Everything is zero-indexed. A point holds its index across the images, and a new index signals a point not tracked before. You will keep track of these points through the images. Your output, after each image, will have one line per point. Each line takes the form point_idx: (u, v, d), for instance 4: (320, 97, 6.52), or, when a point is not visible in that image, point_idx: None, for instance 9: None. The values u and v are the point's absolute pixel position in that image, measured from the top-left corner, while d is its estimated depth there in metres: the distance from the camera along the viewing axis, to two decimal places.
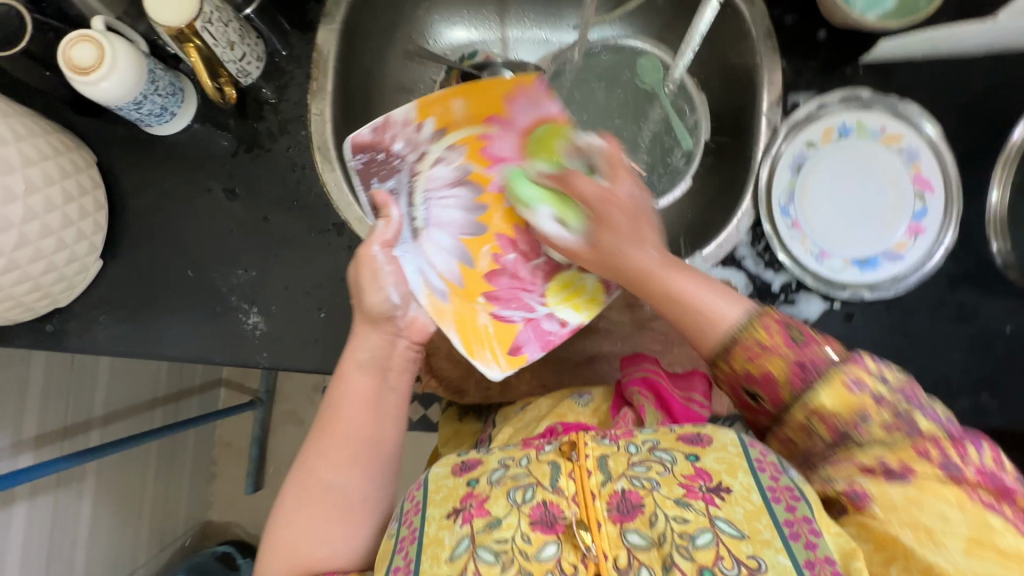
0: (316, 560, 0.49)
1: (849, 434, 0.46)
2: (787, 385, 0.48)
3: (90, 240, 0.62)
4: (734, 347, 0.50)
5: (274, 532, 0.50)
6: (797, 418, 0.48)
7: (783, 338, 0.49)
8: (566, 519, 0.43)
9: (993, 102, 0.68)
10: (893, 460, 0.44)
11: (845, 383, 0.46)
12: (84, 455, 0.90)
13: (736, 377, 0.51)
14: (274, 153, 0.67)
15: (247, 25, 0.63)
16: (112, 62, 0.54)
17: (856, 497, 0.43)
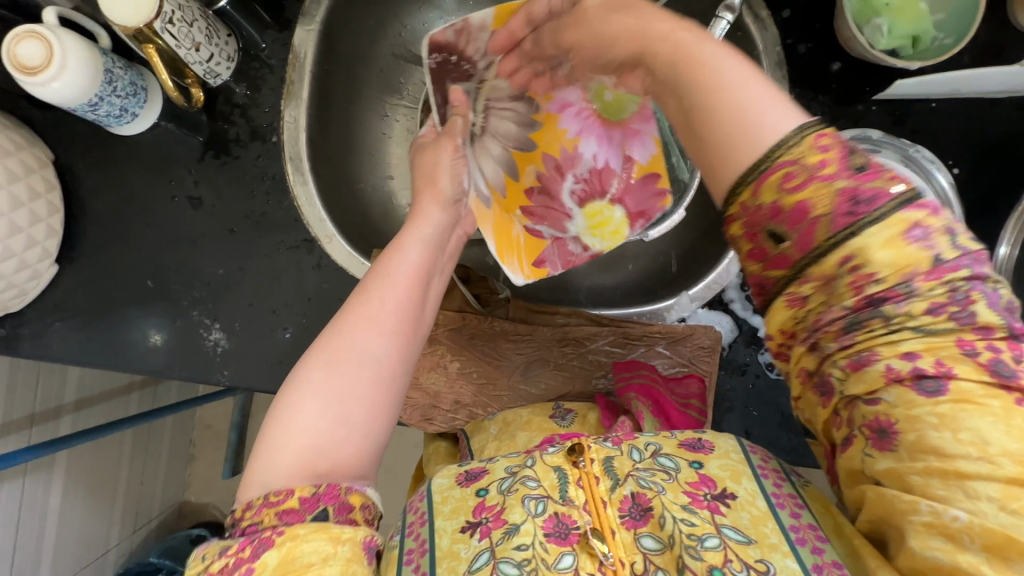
0: (332, 441, 0.39)
1: (880, 304, 0.30)
2: (825, 225, 0.30)
3: (43, 246, 0.58)
4: (758, 177, 0.32)
5: (289, 401, 0.40)
6: (822, 268, 0.31)
7: (839, 161, 0.31)
8: (579, 528, 0.41)
9: (1012, 150, 0.64)
10: (927, 361, 0.29)
11: (907, 224, 0.29)
12: (47, 447, 0.86)
13: (752, 221, 0.33)
14: (243, 161, 0.64)
15: (215, 22, 0.59)
16: (62, 61, 0.50)
17: (920, 388, 0.29)
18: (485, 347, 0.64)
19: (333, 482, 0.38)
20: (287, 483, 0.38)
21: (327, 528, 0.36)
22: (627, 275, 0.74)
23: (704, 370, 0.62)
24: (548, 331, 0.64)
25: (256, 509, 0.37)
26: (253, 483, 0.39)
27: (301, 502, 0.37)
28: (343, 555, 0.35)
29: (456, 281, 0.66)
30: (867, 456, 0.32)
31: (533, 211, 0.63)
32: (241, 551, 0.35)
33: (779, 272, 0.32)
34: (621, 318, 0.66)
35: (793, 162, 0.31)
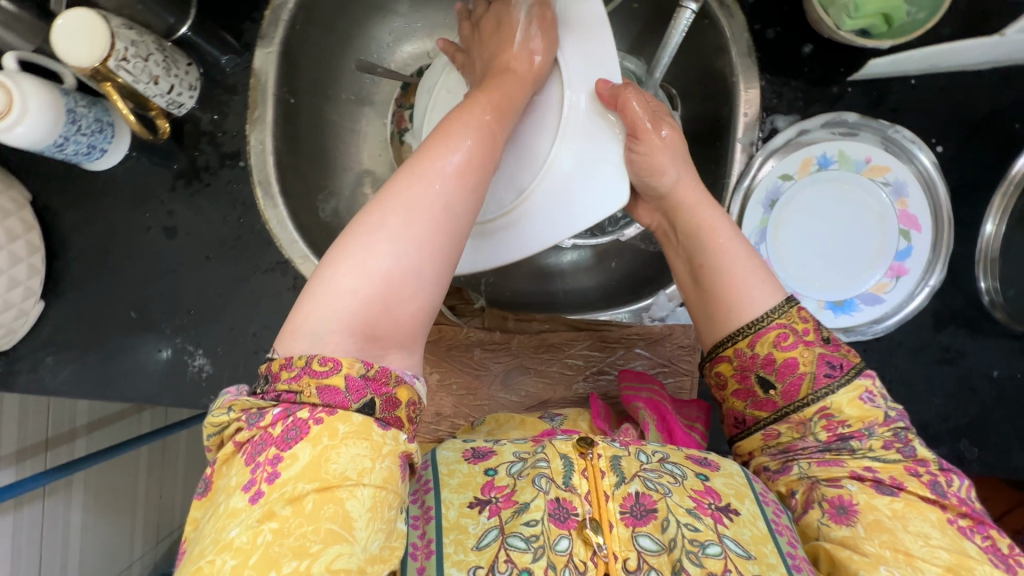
0: (397, 292, 0.39)
1: (848, 439, 0.45)
2: (808, 380, 0.45)
3: (27, 285, 0.60)
4: (757, 333, 0.47)
5: (363, 237, 0.39)
6: (802, 413, 0.46)
7: (816, 334, 0.47)
8: (578, 515, 0.41)
9: (1002, 124, 0.61)
10: (885, 474, 0.43)
11: (861, 387, 0.45)
12: (59, 470, 0.89)
13: (745, 366, 0.47)
14: (215, 188, 0.65)
15: (174, 52, 0.59)
16: (22, 106, 0.51)
17: (878, 489, 0.42)
18: (464, 358, 0.64)
19: (385, 367, 0.38)
20: (333, 353, 0.38)
21: (369, 433, 0.36)
22: (610, 273, 0.70)
23: (684, 368, 0.63)
24: (525, 338, 0.64)
25: (296, 372, 0.37)
26: (298, 338, 0.38)
27: (347, 383, 0.37)
28: (378, 473, 0.35)
29: None
30: (823, 525, 0.43)
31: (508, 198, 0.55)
32: (273, 427, 0.36)
33: (764, 411, 0.47)
34: (600, 321, 0.65)
35: (785, 326, 0.46)
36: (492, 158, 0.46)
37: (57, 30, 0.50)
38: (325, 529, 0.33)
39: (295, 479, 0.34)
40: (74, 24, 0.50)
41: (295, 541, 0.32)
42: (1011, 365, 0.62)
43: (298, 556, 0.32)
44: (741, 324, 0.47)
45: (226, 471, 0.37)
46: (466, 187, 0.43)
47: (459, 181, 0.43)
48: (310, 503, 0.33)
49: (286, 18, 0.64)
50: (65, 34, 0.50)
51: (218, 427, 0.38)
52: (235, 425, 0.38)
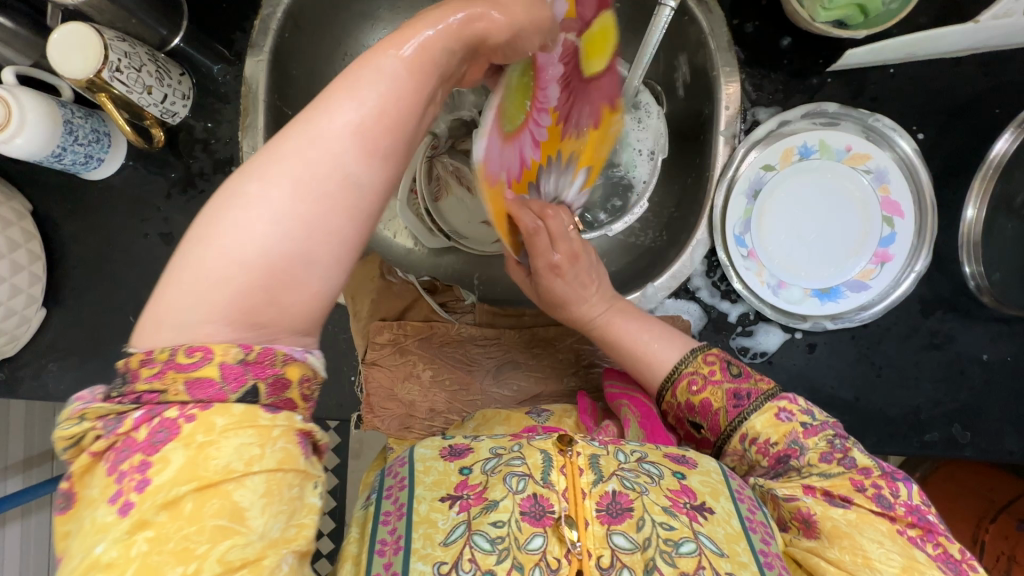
0: (281, 281, 0.32)
1: (787, 460, 0.49)
2: (723, 414, 0.52)
3: (28, 292, 0.62)
4: (676, 381, 0.54)
5: (233, 209, 0.31)
6: (735, 443, 0.51)
7: (722, 372, 0.53)
8: (554, 513, 0.42)
9: (981, 110, 0.62)
10: (836, 489, 0.46)
11: (775, 409, 0.51)
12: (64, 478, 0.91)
13: (679, 414, 0.55)
14: (209, 193, 0.66)
15: (166, 63, 0.60)
16: (21, 118, 0.53)
17: (831, 500, 0.45)
18: (456, 354, 0.65)
19: (270, 346, 0.33)
20: (204, 341, 0.31)
21: (255, 420, 0.31)
22: None
23: None
24: (515, 334, 0.65)
25: (159, 367, 0.31)
26: (156, 330, 0.32)
27: (223, 372, 0.31)
28: (271, 457, 0.32)
29: (421, 293, 0.66)
30: (796, 538, 0.46)
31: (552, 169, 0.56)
32: (136, 432, 0.30)
33: (709, 448, 0.54)
34: None
35: (694, 373, 0.54)
36: (409, 122, 0.35)
37: (52, 44, 0.52)
38: (211, 527, 0.30)
39: (170, 484, 0.29)
40: (68, 37, 0.52)
41: (176, 546, 0.29)
42: (999, 348, 0.63)
43: (183, 561, 0.29)
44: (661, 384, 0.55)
45: (87, 486, 0.31)
46: (375, 152, 0.34)
47: (364, 135, 0.33)
48: (190, 507, 0.30)
49: (274, 27, 0.65)
50: (58, 47, 0.52)
51: (71, 439, 0.31)
52: (90, 435, 0.31)
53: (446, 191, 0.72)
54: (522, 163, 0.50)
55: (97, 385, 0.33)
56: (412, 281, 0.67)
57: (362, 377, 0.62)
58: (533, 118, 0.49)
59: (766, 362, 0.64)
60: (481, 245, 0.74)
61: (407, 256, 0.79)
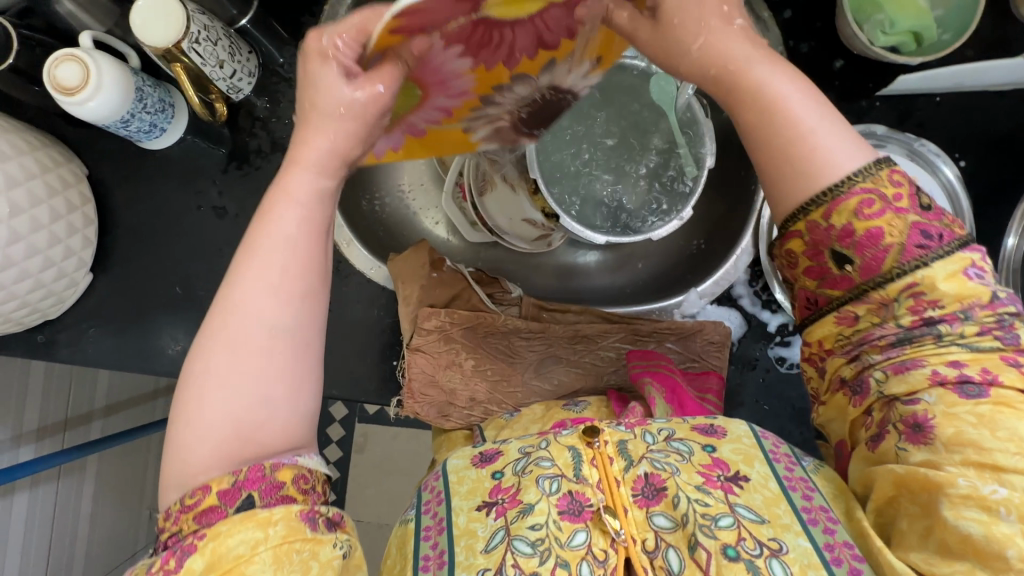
0: (257, 427, 0.37)
1: (936, 324, 0.38)
2: (896, 253, 0.37)
3: (80, 256, 0.62)
4: (841, 199, 0.37)
5: (194, 391, 0.37)
6: (884, 294, 0.38)
7: (909, 198, 0.38)
8: (592, 506, 0.42)
9: (1020, 143, 0.64)
10: (974, 365, 0.37)
11: (968, 263, 0.38)
12: (80, 451, 0.89)
13: (818, 242, 0.39)
14: (264, 171, 0.67)
15: (237, 40, 0.61)
16: (98, 81, 0.53)
17: (962, 391, 0.37)
18: (500, 344, 0.65)
19: (257, 463, 0.37)
20: (201, 479, 0.36)
21: (252, 515, 0.35)
22: (638, 273, 0.76)
23: (714, 364, 0.64)
24: (560, 328, 0.65)
25: (175, 515, 0.36)
26: (167, 485, 0.37)
27: (220, 497, 0.35)
28: (274, 536, 0.35)
29: (470, 283, 0.67)
30: (901, 451, 0.39)
31: (489, 103, 0.51)
32: (165, 563, 0.35)
33: (836, 291, 0.40)
34: (631, 315, 0.67)
35: (873, 190, 0.37)
36: None
37: (137, 10, 0.53)
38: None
39: None
40: (153, 6, 0.53)
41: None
42: None
43: None
44: (813, 192, 0.38)
45: None
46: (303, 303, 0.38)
47: (278, 294, 0.38)
48: None
49: (343, 13, 0.66)
50: (142, 14, 0.53)
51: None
52: None
53: (491, 186, 0.71)
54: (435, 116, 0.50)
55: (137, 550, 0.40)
56: (462, 271, 0.67)
57: (405, 361, 0.63)
58: (430, 80, 0.44)
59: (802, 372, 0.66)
60: (520, 242, 0.75)
61: (445, 247, 0.80)
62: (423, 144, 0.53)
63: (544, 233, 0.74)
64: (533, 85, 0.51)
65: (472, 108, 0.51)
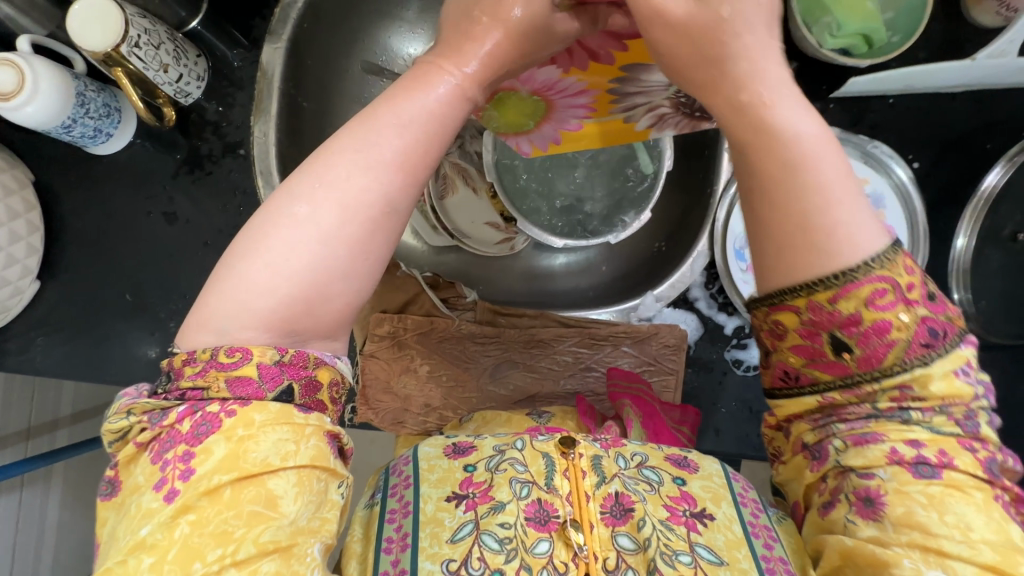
0: (318, 294, 0.35)
1: (910, 410, 0.35)
2: (899, 348, 0.34)
3: (25, 264, 0.61)
4: (848, 280, 0.34)
5: (282, 226, 0.35)
6: (877, 384, 0.35)
7: (921, 291, 0.34)
8: (560, 517, 0.42)
9: (972, 144, 0.64)
10: (932, 448, 0.34)
11: (962, 360, 0.35)
12: (40, 460, 0.88)
13: (817, 322, 0.35)
14: (216, 176, 0.66)
15: (184, 44, 0.61)
16: (34, 87, 0.52)
17: (917, 471, 0.34)
18: (455, 349, 0.65)
19: (303, 350, 0.36)
20: (243, 343, 0.35)
21: (289, 417, 0.35)
22: (600, 276, 0.76)
23: (670, 367, 0.65)
24: (515, 333, 0.65)
25: (202, 366, 0.35)
26: (203, 329, 0.35)
27: (260, 372, 0.35)
28: (304, 453, 0.34)
29: (423, 288, 0.66)
30: (850, 523, 0.36)
31: (622, 93, 0.46)
32: (180, 424, 0.34)
33: (827, 374, 0.36)
34: (587, 317, 0.66)
35: (887, 279, 0.34)
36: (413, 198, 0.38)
37: (73, 14, 0.52)
38: (248, 511, 0.32)
39: (208, 474, 0.32)
40: (89, 9, 0.52)
41: (215, 529, 0.32)
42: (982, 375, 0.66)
43: (221, 543, 0.32)
44: (824, 273, 0.34)
45: (127, 478, 0.35)
46: (409, 178, 0.37)
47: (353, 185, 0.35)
48: (227, 492, 0.32)
49: (295, 15, 0.65)
50: (79, 19, 0.52)
51: (118, 433, 0.35)
52: (135, 429, 0.35)
53: (452, 189, 0.70)
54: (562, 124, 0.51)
55: (138, 385, 0.38)
56: (416, 274, 0.66)
57: (359, 367, 0.62)
58: (546, 92, 0.46)
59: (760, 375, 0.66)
60: (482, 245, 0.74)
61: (408, 250, 0.79)
62: (585, 137, 0.53)
63: (507, 236, 0.74)
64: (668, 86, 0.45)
65: (614, 105, 0.48)
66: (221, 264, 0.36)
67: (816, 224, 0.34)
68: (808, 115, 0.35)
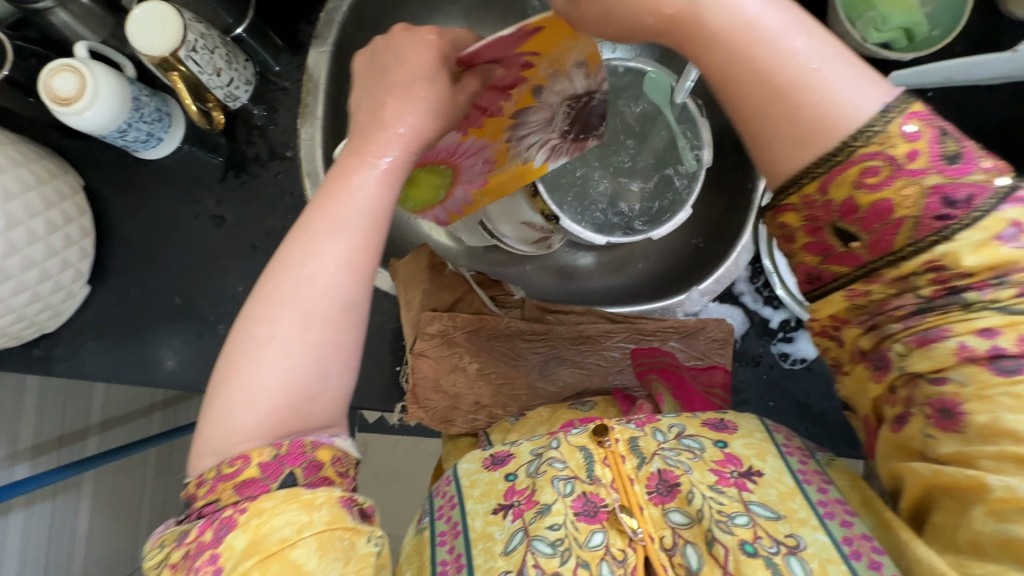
0: (303, 397, 0.38)
1: (962, 292, 0.31)
2: (908, 227, 0.31)
3: (77, 268, 0.61)
4: (840, 167, 0.31)
5: (248, 353, 0.38)
6: (897, 271, 0.32)
7: (930, 153, 0.31)
8: (607, 506, 0.42)
9: (1014, 135, 0.65)
10: (1012, 338, 0.30)
11: (1003, 224, 0.30)
12: (76, 467, 0.88)
13: (817, 216, 0.33)
14: (262, 179, 0.67)
15: (234, 49, 0.61)
16: (94, 91, 0.53)
17: (997, 367, 0.30)
18: (503, 347, 0.65)
19: (299, 438, 0.37)
20: (240, 451, 0.36)
21: (298, 495, 0.35)
22: (638, 274, 0.76)
23: (719, 362, 0.64)
24: (564, 329, 0.65)
25: (211, 483, 0.36)
26: (204, 454, 0.37)
27: (262, 470, 0.36)
28: (319, 520, 0.35)
29: (472, 286, 0.66)
30: (929, 437, 0.33)
31: (512, 138, 0.56)
32: (202, 535, 0.34)
33: (843, 267, 0.34)
34: (634, 314, 0.67)
35: (878, 153, 0.31)
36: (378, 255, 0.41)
37: (133, 19, 0.53)
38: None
39: (236, 562, 0.33)
40: (149, 13, 0.53)
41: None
42: None
43: None
44: (813, 160, 0.32)
45: None
46: (355, 277, 0.40)
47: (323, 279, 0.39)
48: None
49: (339, 20, 0.66)
50: (138, 22, 0.53)
51: (155, 564, 0.37)
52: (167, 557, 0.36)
53: None
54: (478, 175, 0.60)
55: (167, 518, 0.39)
56: (464, 273, 0.67)
57: (409, 366, 0.62)
58: (451, 158, 0.56)
59: (807, 368, 0.66)
60: (519, 245, 0.74)
61: (446, 251, 0.80)
62: (495, 189, 0.62)
63: (544, 235, 0.74)
64: (546, 107, 0.54)
65: (509, 149, 0.57)
66: (206, 399, 0.38)
67: (812, 119, 0.32)
68: (777, 11, 0.32)
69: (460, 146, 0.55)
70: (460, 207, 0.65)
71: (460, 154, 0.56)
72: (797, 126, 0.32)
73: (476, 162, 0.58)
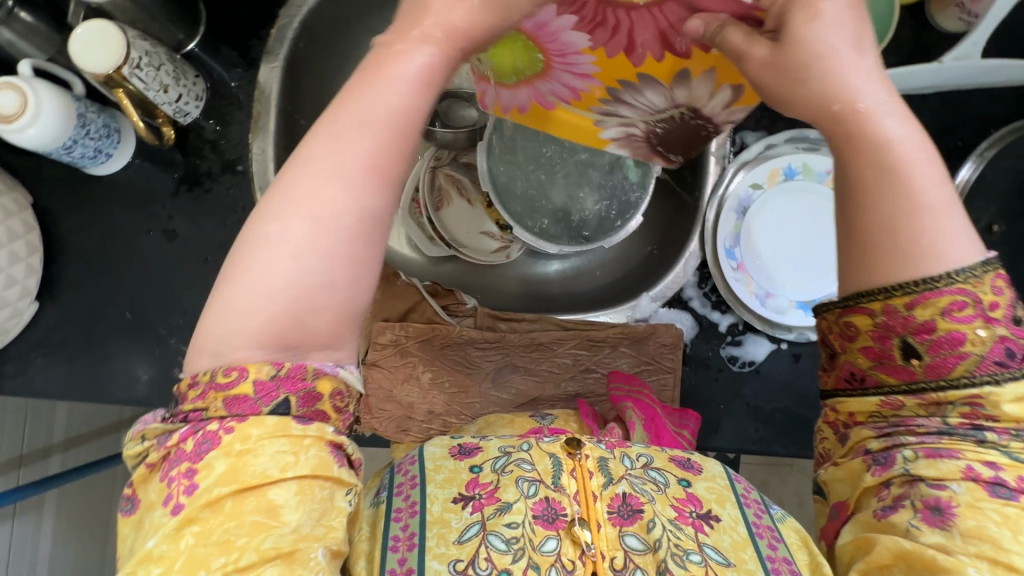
0: (308, 308, 0.34)
1: (984, 429, 0.36)
2: (969, 361, 0.35)
3: (24, 285, 0.61)
4: (930, 294, 0.35)
5: (256, 251, 0.34)
6: (943, 394, 0.36)
7: (1003, 311, 0.35)
8: (567, 516, 0.42)
9: (945, 142, 0.67)
10: (1013, 474, 0.35)
11: None
12: (32, 487, 0.86)
13: (890, 326, 0.37)
14: (215, 194, 0.67)
15: (183, 65, 0.62)
16: (36, 109, 0.53)
17: (993, 491, 0.35)
18: (457, 356, 0.66)
19: (300, 362, 0.34)
20: (239, 360, 0.33)
21: (287, 429, 0.33)
22: (595, 281, 0.78)
23: (667, 365, 0.66)
24: (515, 337, 0.66)
25: (202, 388, 0.34)
26: (201, 352, 0.34)
27: (256, 389, 0.33)
28: (305, 463, 0.33)
29: (425, 296, 0.67)
30: (913, 528, 0.36)
31: (616, 98, 0.49)
32: (184, 443, 0.33)
33: (893, 378, 0.38)
34: (585, 321, 0.68)
35: (968, 293, 0.35)
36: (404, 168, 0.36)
37: (76, 38, 0.53)
38: (249, 522, 0.32)
39: (211, 486, 0.32)
40: (91, 33, 0.53)
41: (218, 538, 0.32)
42: None
43: (225, 552, 0.32)
44: (906, 278, 0.36)
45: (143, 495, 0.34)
46: (382, 181, 0.35)
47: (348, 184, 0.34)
48: (230, 506, 0.32)
49: (291, 36, 0.67)
50: (81, 42, 0.53)
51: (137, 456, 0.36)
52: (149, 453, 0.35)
53: (447, 200, 0.73)
54: (561, 90, 0.49)
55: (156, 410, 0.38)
56: (417, 283, 0.67)
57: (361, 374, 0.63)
58: (554, 51, 0.44)
59: (755, 371, 0.67)
60: (479, 254, 0.76)
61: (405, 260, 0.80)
62: (563, 124, 0.55)
63: (502, 245, 0.75)
64: (667, 95, 0.47)
65: (603, 99, 0.49)
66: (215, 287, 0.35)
67: (922, 243, 0.36)
68: (911, 133, 0.37)
69: (574, 56, 0.44)
70: (511, 105, 0.54)
71: (567, 67, 0.46)
72: (896, 247, 0.36)
73: (566, 84, 0.49)
